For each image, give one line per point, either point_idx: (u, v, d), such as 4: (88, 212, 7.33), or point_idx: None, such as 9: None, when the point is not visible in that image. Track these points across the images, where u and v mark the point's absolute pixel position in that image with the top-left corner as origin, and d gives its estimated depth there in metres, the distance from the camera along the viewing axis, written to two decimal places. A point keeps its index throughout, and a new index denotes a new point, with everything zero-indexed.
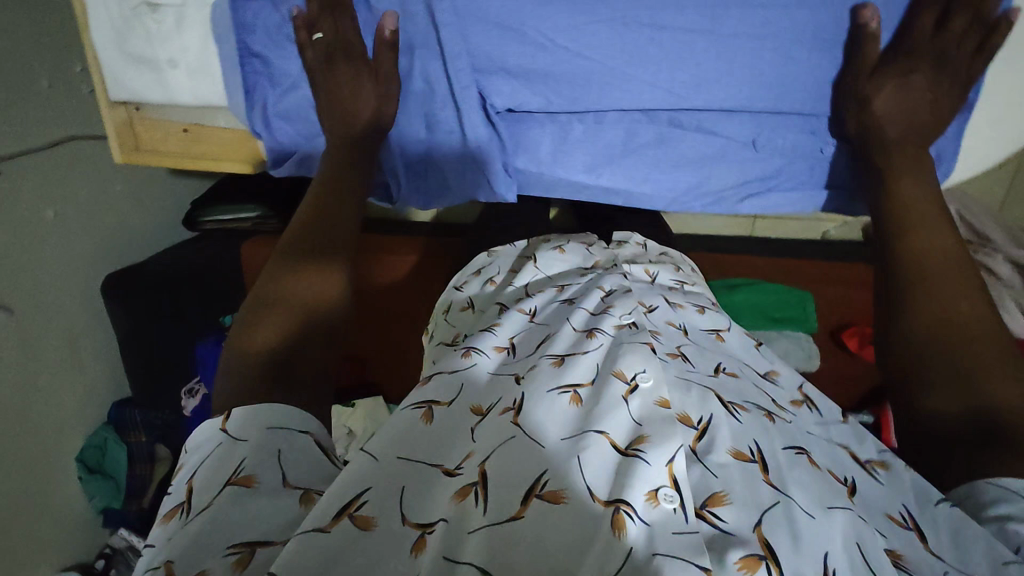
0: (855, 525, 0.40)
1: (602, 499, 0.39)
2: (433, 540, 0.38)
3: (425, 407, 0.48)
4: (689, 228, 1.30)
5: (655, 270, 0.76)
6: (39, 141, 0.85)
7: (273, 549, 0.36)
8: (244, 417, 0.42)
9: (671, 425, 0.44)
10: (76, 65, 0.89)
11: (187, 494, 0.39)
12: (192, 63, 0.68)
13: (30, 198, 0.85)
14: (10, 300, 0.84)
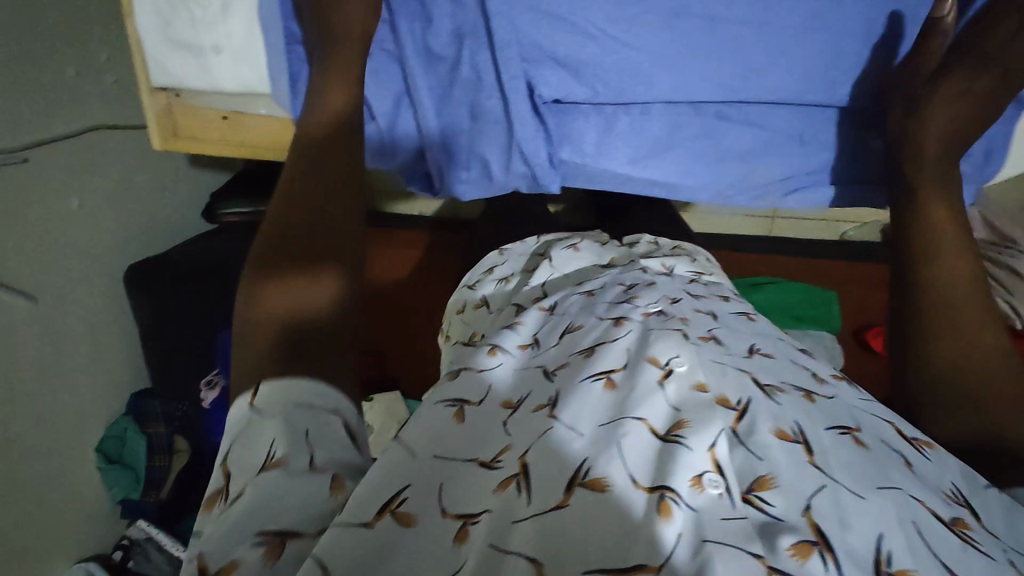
0: (907, 505, 0.38)
1: (646, 486, 0.37)
2: (478, 530, 0.36)
3: (457, 405, 0.45)
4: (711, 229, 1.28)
5: (672, 263, 0.74)
6: (68, 128, 0.85)
7: (303, 541, 0.34)
8: (273, 394, 0.41)
9: (709, 411, 0.42)
10: (103, 54, 0.89)
11: (223, 478, 0.38)
12: (237, 48, 0.69)
13: (58, 184, 0.84)
14: (37, 287, 0.83)
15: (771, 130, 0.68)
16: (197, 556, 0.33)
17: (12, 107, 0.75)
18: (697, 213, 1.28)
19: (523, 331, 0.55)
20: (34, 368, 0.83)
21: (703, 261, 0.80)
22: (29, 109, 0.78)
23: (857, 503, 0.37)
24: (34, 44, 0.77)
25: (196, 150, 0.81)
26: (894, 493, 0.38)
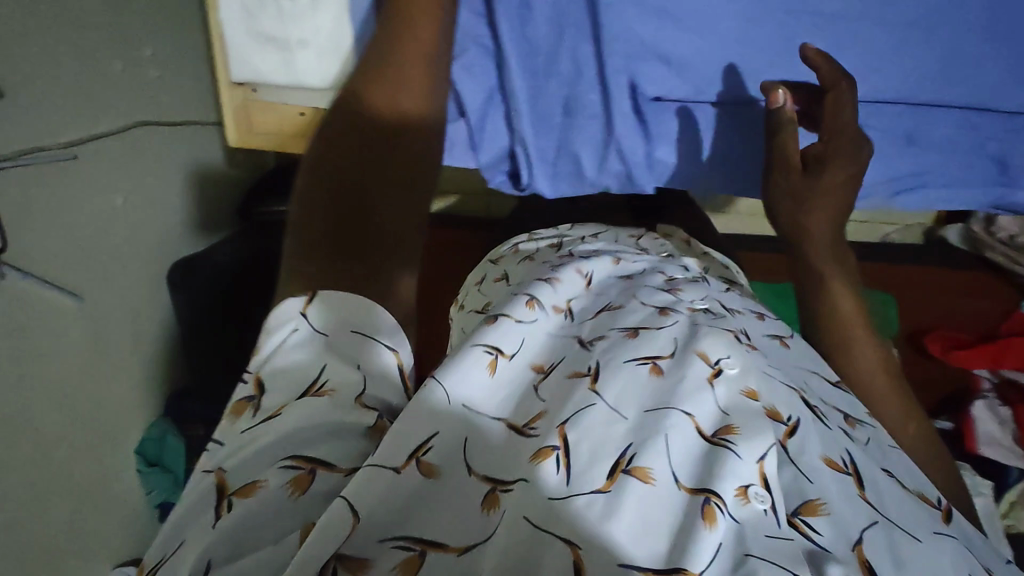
0: (958, 557, 0.40)
1: (687, 486, 0.37)
2: (510, 497, 0.35)
3: (493, 354, 0.41)
4: (749, 230, 1.28)
5: (706, 266, 0.72)
6: (112, 125, 0.86)
7: (333, 477, 0.33)
8: (327, 312, 0.40)
9: (760, 421, 0.41)
10: (146, 49, 0.90)
11: (253, 386, 0.37)
12: (323, 43, 0.71)
13: (104, 179, 0.85)
14: (82, 287, 0.84)
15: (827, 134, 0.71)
16: (216, 471, 0.33)
17: (63, 103, 0.77)
18: (735, 212, 1.26)
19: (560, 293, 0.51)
20: (79, 363, 0.85)
21: (734, 270, 0.80)
22: (78, 104, 0.79)
23: (909, 544, 0.39)
24: (82, 40, 0.78)
25: (267, 143, 0.82)
26: (945, 540, 0.41)
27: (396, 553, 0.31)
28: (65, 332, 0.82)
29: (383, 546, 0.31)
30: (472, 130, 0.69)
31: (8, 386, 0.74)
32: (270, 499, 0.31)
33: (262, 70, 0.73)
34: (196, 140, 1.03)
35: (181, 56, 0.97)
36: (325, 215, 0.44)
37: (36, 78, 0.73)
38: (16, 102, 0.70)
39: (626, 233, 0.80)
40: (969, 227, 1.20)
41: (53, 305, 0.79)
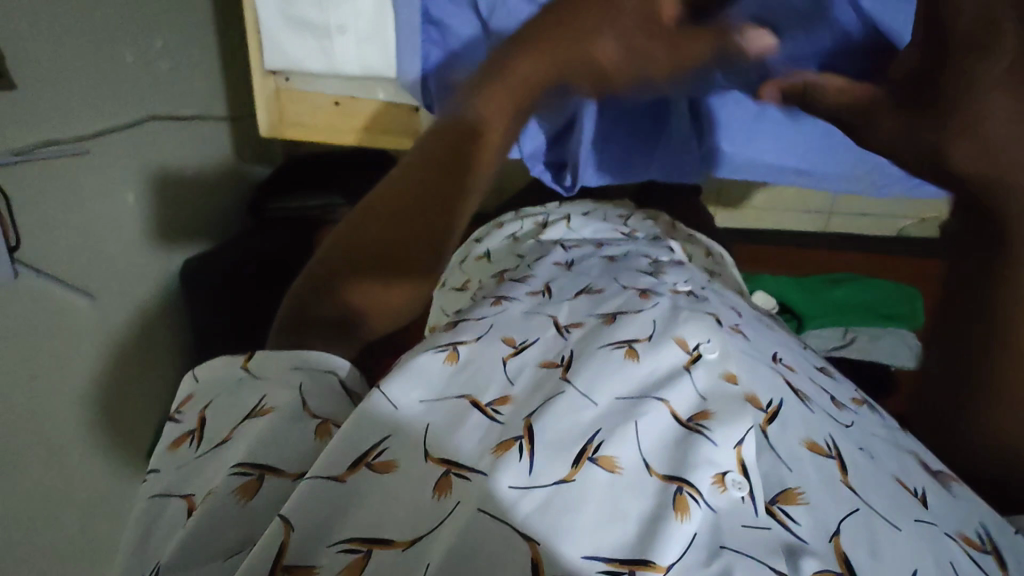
0: (937, 542, 0.44)
1: (659, 473, 0.42)
2: (455, 481, 0.41)
3: (449, 349, 0.51)
4: (762, 224, 1.25)
5: (690, 250, 0.80)
6: (123, 117, 0.87)
7: (277, 478, 0.42)
8: (266, 360, 0.51)
9: (737, 404, 0.48)
10: (158, 43, 0.91)
11: (197, 422, 0.47)
12: (363, 28, 0.65)
13: (117, 174, 0.87)
14: (92, 285, 0.86)
15: None
16: (186, 496, 0.42)
17: (76, 97, 0.78)
18: (750, 207, 1.24)
19: (534, 282, 0.64)
20: (93, 354, 0.87)
21: (716, 245, 0.86)
22: (92, 97, 0.81)
23: (891, 532, 0.43)
24: (96, 35, 0.80)
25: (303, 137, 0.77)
26: (926, 526, 0.45)
27: (339, 556, 0.39)
28: (79, 326, 0.84)
29: (331, 550, 0.39)
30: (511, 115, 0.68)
31: (20, 375, 0.76)
32: (222, 504, 0.40)
33: (296, 56, 0.68)
34: (206, 135, 1.05)
35: (192, 51, 0.99)
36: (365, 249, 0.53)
37: (50, 73, 0.74)
38: (31, 96, 0.72)
39: (615, 209, 0.89)
40: None
41: (63, 301, 0.81)
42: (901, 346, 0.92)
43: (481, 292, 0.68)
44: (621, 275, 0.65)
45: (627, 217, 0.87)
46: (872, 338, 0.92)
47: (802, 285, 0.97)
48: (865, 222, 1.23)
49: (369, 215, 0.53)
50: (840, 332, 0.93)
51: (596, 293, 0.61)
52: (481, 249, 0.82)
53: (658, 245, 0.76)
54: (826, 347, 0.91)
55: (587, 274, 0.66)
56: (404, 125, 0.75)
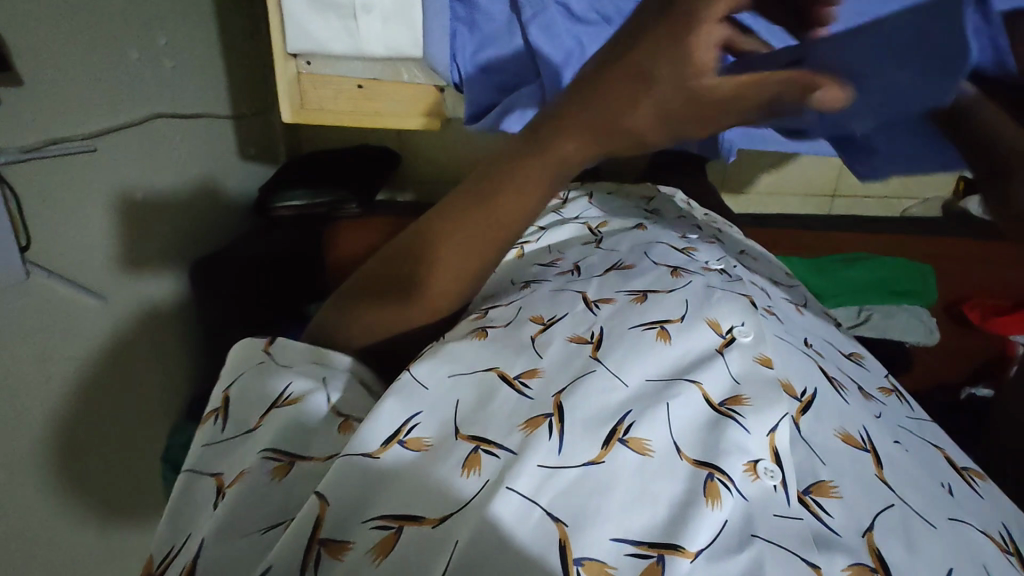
0: (970, 541, 0.44)
1: (690, 458, 0.42)
2: (484, 458, 0.41)
3: (479, 328, 0.52)
4: (768, 207, 1.26)
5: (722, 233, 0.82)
6: (130, 116, 0.86)
7: (306, 463, 0.43)
8: (289, 351, 0.51)
9: (772, 389, 0.47)
10: (161, 39, 0.91)
11: (225, 404, 0.49)
12: (389, 8, 0.64)
13: (124, 173, 0.86)
14: (103, 286, 0.85)
15: None
16: (215, 476, 0.43)
17: (84, 93, 0.77)
18: (755, 191, 1.24)
19: (562, 265, 0.65)
20: (104, 355, 0.86)
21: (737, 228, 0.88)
22: (98, 96, 0.80)
23: (924, 530, 0.42)
24: (102, 30, 0.79)
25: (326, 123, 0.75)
26: (962, 527, 0.45)
27: (374, 533, 0.38)
28: (89, 326, 0.83)
29: (364, 526, 0.38)
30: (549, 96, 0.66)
31: (33, 380, 0.75)
32: (256, 480, 0.40)
33: (321, 38, 0.66)
34: (207, 132, 1.05)
35: (194, 50, 0.98)
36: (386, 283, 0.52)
37: (59, 68, 0.73)
38: (42, 93, 0.71)
39: (637, 188, 0.92)
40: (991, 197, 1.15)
41: (73, 304, 0.80)
42: (915, 323, 0.92)
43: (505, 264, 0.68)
44: (653, 249, 0.67)
45: (649, 198, 0.89)
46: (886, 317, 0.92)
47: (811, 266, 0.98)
48: (869, 203, 1.24)
49: (405, 264, 0.51)
50: (854, 310, 0.93)
51: (627, 268, 0.62)
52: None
53: (683, 226, 0.78)
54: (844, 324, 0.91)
55: (615, 250, 0.67)
56: (429, 109, 0.73)
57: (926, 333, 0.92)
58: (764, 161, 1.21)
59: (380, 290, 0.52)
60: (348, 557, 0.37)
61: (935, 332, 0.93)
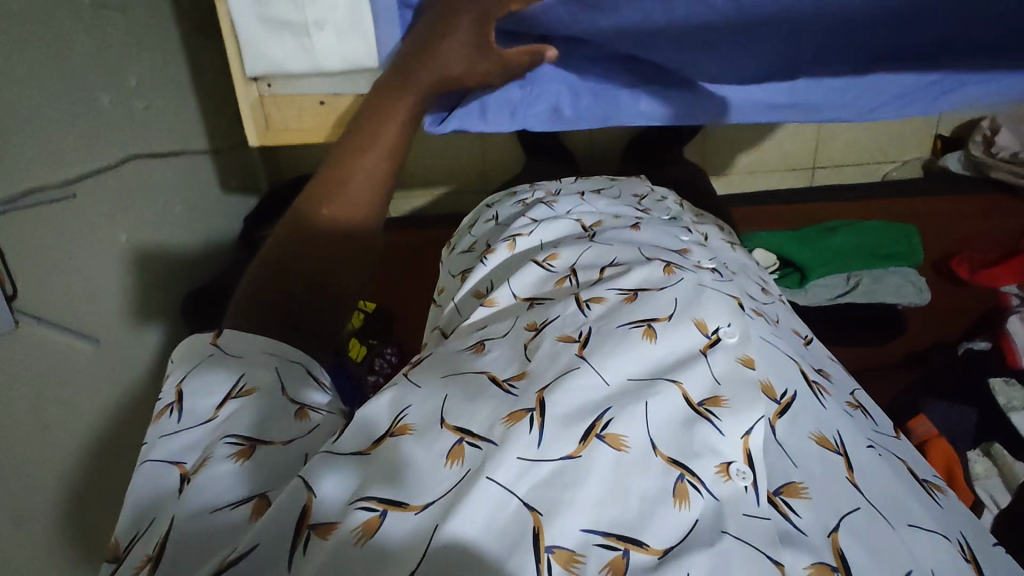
0: (929, 544, 0.44)
1: (665, 455, 0.43)
2: (466, 450, 0.42)
3: (477, 343, 0.55)
4: (750, 187, 1.26)
5: (706, 233, 0.85)
6: (108, 159, 0.87)
7: (269, 447, 0.43)
8: (236, 339, 0.51)
9: (752, 392, 0.48)
10: (131, 80, 0.92)
11: (175, 394, 0.48)
12: (341, 22, 0.64)
13: (107, 216, 0.87)
14: (96, 330, 0.86)
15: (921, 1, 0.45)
16: (180, 465, 0.43)
17: (60, 140, 0.78)
18: (736, 171, 1.24)
19: (558, 265, 0.65)
20: (103, 396, 0.86)
21: (727, 232, 0.91)
22: (74, 143, 0.81)
23: (886, 531, 0.44)
24: (73, 80, 0.81)
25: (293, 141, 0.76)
26: (921, 532, 0.45)
27: (360, 513, 0.38)
28: (85, 372, 0.83)
29: (350, 508, 0.39)
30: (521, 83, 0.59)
31: (36, 434, 0.74)
32: (220, 468, 0.41)
33: (281, 62, 0.67)
34: (187, 169, 1.06)
35: (166, 88, 1.00)
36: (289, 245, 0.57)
37: (34, 118, 0.74)
38: (22, 142, 0.72)
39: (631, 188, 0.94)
40: (969, 151, 1.12)
41: (69, 352, 0.80)
42: (905, 284, 0.93)
43: (497, 257, 0.71)
44: (646, 247, 0.68)
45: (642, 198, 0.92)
46: (872, 283, 0.92)
47: (799, 238, 0.96)
48: (849, 172, 1.24)
49: (313, 241, 0.57)
50: (843, 278, 0.93)
51: (621, 267, 0.62)
52: (492, 213, 0.91)
53: (673, 225, 0.80)
54: (833, 295, 0.92)
55: (610, 246, 0.68)
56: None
57: (917, 293, 0.93)
58: (742, 141, 1.21)
59: (282, 281, 0.55)
60: (334, 536, 0.38)
61: (926, 291, 0.94)
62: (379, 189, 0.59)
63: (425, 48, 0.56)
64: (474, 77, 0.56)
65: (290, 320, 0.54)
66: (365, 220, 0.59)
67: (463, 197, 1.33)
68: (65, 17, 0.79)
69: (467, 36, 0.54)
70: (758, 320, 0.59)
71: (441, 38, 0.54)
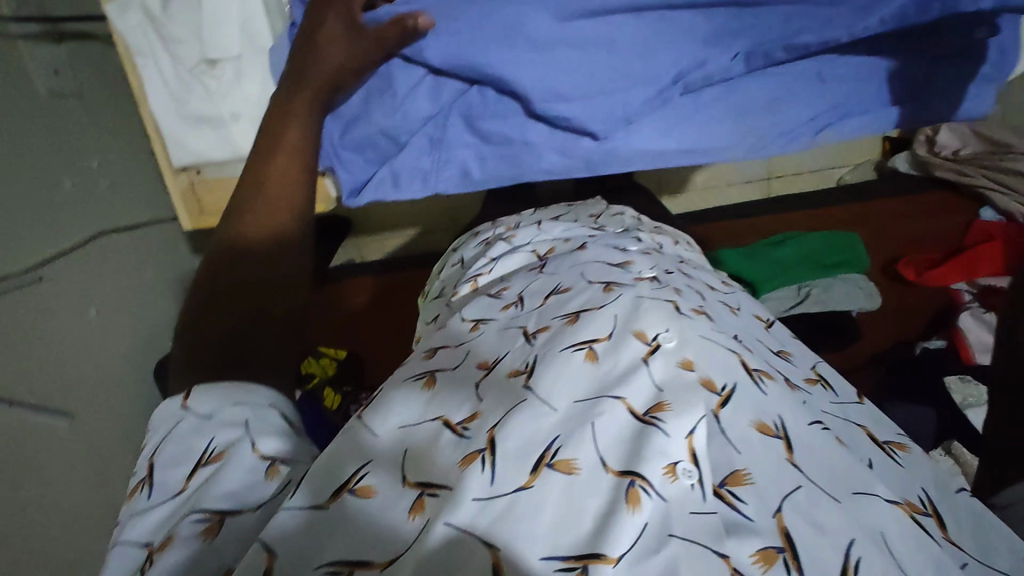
0: (878, 513, 0.40)
1: (615, 470, 0.39)
2: (431, 501, 0.38)
3: (426, 376, 0.49)
4: (707, 202, 1.27)
5: (661, 240, 0.76)
6: (74, 238, 0.92)
7: (242, 519, 0.37)
8: (203, 395, 0.43)
9: (692, 393, 0.43)
10: (94, 162, 0.97)
11: (147, 468, 0.41)
12: (253, 111, 0.75)
13: (77, 293, 0.91)
14: (72, 406, 0.88)
15: (741, 30, 0.58)
16: (146, 546, 0.36)
17: (25, 228, 0.82)
18: (692, 188, 1.26)
19: (508, 294, 0.61)
20: (79, 471, 0.88)
21: (684, 242, 0.82)
22: (41, 229, 0.85)
23: (831, 507, 0.39)
24: (39, 169, 0.85)
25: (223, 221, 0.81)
26: (869, 499, 0.41)
27: None
28: (61, 448, 0.85)
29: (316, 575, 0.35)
30: (436, 145, 0.65)
31: (13, 516, 0.75)
32: (186, 551, 0.35)
33: (198, 149, 0.75)
34: (152, 238, 1.10)
35: (127, 164, 1.05)
36: (216, 259, 0.50)
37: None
38: None
39: (585, 207, 0.87)
40: (914, 151, 1.17)
41: (44, 430, 0.82)
42: (855, 291, 0.94)
43: (458, 300, 0.68)
44: (590, 268, 0.60)
45: (597, 215, 0.84)
46: (824, 291, 0.94)
47: (744, 254, 0.99)
48: (802, 179, 1.26)
49: (239, 252, 0.50)
50: (794, 289, 0.94)
51: (565, 293, 0.56)
52: (458, 256, 0.82)
53: (626, 236, 0.72)
54: (787, 306, 0.93)
55: (556, 273, 0.61)
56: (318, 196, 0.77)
57: (867, 299, 0.94)
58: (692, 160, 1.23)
59: (210, 306, 0.48)
60: None
61: (876, 296, 0.95)
62: (296, 177, 0.54)
63: (305, 49, 0.58)
64: (358, 60, 0.59)
65: (232, 347, 0.46)
66: (291, 212, 0.53)
67: (431, 236, 1.36)
68: (26, 115, 0.84)
69: (342, 21, 0.58)
70: (703, 320, 0.51)
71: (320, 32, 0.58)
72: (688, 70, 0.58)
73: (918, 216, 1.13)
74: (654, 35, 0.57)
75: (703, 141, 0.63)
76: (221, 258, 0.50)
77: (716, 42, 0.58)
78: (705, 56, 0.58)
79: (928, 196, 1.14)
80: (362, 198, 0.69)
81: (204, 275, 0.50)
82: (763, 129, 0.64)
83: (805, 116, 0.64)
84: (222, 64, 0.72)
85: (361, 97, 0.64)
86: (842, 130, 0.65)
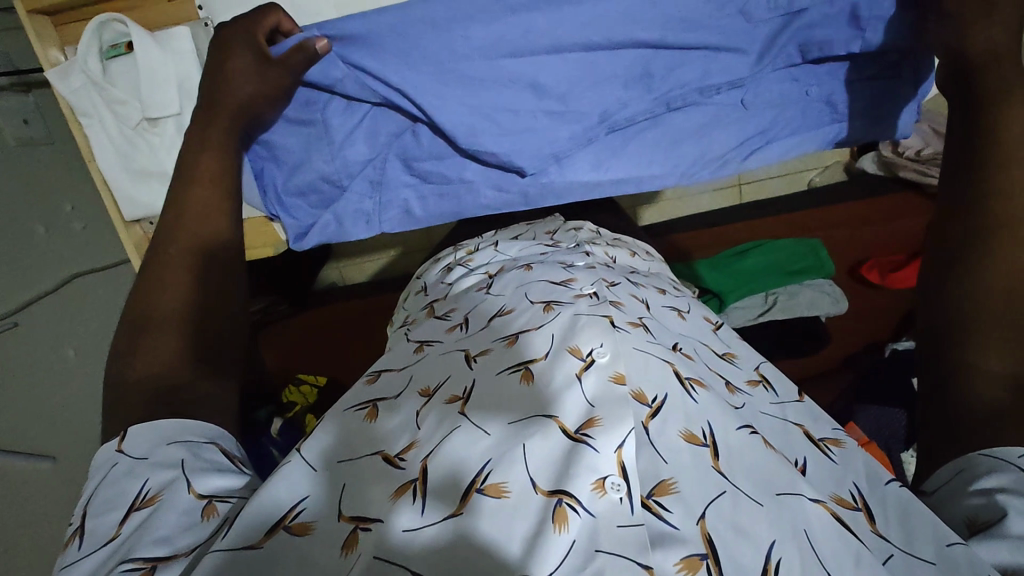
0: (801, 512, 0.40)
1: (544, 490, 0.40)
2: (364, 535, 0.39)
3: (369, 406, 0.50)
4: (681, 211, 1.26)
5: (614, 254, 0.78)
6: (41, 288, 0.98)
7: (174, 566, 0.37)
8: (139, 435, 0.43)
9: (622, 407, 0.44)
10: (65, 206, 0.99)
11: (80, 518, 0.41)
12: None
13: (54, 338, 1.00)
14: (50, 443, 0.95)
15: (654, 73, 0.65)
16: None
17: None
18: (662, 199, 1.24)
19: (456, 315, 0.64)
20: None
21: (642, 254, 0.83)
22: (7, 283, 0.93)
23: (754, 510, 0.40)
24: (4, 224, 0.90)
25: None
26: (792, 499, 0.41)
27: None
28: None
29: None
30: (376, 185, 0.72)
31: None
32: None
33: (149, 202, 0.79)
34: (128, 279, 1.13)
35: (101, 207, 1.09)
36: (153, 289, 0.52)
37: None
38: None
39: (542, 224, 0.90)
40: (881, 153, 1.18)
41: None
42: (820, 296, 0.95)
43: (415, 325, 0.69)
44: (533, 288, 0.62)
45: (556, 232, 0.85)
46: (787, 298, 0.95)
47: (709, 264, 1.01)
48: (773, 183, 1.24)
49: (168, 286, 0.52)
50: (762, 298, 0.95)
51: (508, 313, 0.59)
52: (420, 283, 0.84)
53: (576, 252, 0.74)
54: (754, 314, 0.94)
55: (502, 294, 0.63)
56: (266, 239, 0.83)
57: (834, 303, 0.94)
58: None
59: (138, 347, 0.48)
60: None
61: (843, 301, 0.95)
62: (216, 207, 0.57)
63: (212, 82, 0.60)
64: (263, 94, 0.61)
65: (161, 388, 0.47)
66: (212, 243, 0.55)
67: (409, 256, 1.38)
68: None
69: (248, 54, 0.60)
70: (638, 331, 0.53)
71: (225, 61, 0.60)
72: (609, 108, 0.66)
73: (882, 219, 1.14)
74: (580, 81, 0.64)
75: (634, 172, 0.70)
76: (156, 288, 0.51)
77: (633, 84, 0.65)
78: (626, 98, 0.66)
79: (898, 196, 1.15)
80: (307, 241, 0.76)
81: (143, 306, 0.51)
82: (688, 157, 0.70)
83: (732, 143, 0.70)
84: (163, 121, 0.76)
85: (301, 146, 0.69)
86: (767, 155, 0.71)
